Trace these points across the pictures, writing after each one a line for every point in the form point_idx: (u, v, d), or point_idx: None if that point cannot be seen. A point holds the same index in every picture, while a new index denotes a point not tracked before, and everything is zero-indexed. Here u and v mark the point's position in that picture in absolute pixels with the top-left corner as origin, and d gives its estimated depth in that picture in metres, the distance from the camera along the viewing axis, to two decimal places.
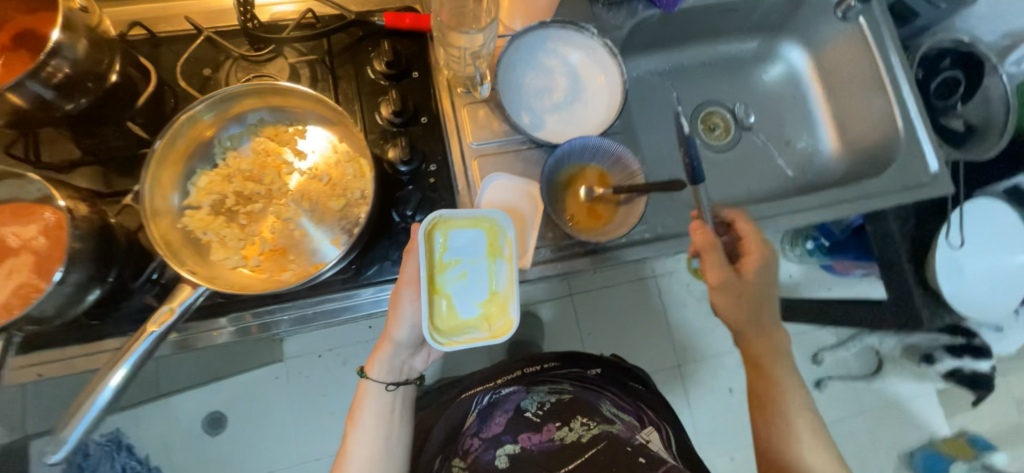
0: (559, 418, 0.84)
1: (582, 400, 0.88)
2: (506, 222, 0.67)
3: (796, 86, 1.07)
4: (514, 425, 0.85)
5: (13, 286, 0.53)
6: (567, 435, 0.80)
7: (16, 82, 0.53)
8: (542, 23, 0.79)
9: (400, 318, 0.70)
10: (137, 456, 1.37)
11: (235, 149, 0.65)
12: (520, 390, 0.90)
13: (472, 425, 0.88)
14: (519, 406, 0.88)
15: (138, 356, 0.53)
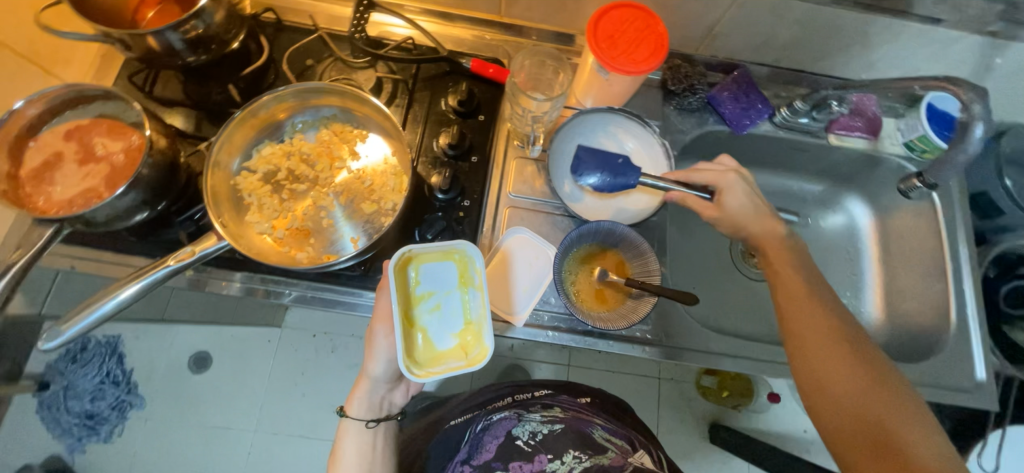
0: (551, 450, 0.86)
1: (573, 431, 0.87)
2: (474, 251, 0.68)
3: (852, 240, 1.03)
4: (506, 451, 0.87)
5: (83, 187, 0.61)
6: (558, 468, 0.84)
7: (159, 29, 0.63)
8: (611, 108, 0.83)
9: (374, 351, 0.71)
10: None
11: (303, 133, 0.73)
12: (510, 417, 0.89)
13: (462, 449, 0.89)
14: (510, 432, 0.88)
15: (149, 280, 0.58)
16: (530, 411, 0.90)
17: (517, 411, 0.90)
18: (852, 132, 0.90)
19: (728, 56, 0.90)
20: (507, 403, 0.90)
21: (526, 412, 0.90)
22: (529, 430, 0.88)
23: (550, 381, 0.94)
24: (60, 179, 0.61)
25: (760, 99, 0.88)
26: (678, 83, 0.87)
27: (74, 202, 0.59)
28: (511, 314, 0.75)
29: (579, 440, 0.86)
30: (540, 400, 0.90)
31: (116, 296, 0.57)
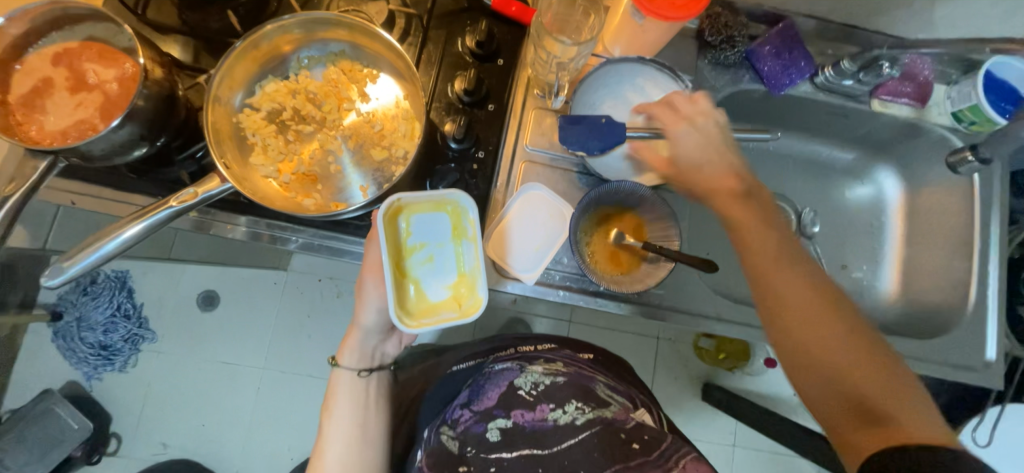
0: (554, 400, 0.77)
1: (578, 383, 0.81)
2: (468, 203, 0.65)
3: (877, 214, 0.99)
4: (506, 399, 0.79)
5: (77, 117, 0.57)
6: (560, 418, 0.74)
7: None
8: (642, 58, 0.77)
9: (362, 299, 0.72)
10: (133, 301, 1.58)
11: (309, 70, 0.67)
12: (514, 367, 0.85)
13: (461, 397, 0.83)
14: (512, 382, 0.81)
15: (152, 221, 0.56)
16: (532, 364, 0.85)
17: (519, 364, 0.85)
18: (898, 98, 0.84)
19: (772, 7, 0.82)
20: (511, 355, 0.89)
21: (528, 365, 0.85)
22: (531, 380, 0.81)
23: (552, 337, 0.94)
24: (51, 107, 0.57)
25: (804, 57, 0.81)
26: (716, 34, 0.80)
27: (68, 133, 0.56)
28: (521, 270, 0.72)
29: (583, 392, 0.79)
30: (543, 354, 0.89)
31: (119, 234, 0.55)
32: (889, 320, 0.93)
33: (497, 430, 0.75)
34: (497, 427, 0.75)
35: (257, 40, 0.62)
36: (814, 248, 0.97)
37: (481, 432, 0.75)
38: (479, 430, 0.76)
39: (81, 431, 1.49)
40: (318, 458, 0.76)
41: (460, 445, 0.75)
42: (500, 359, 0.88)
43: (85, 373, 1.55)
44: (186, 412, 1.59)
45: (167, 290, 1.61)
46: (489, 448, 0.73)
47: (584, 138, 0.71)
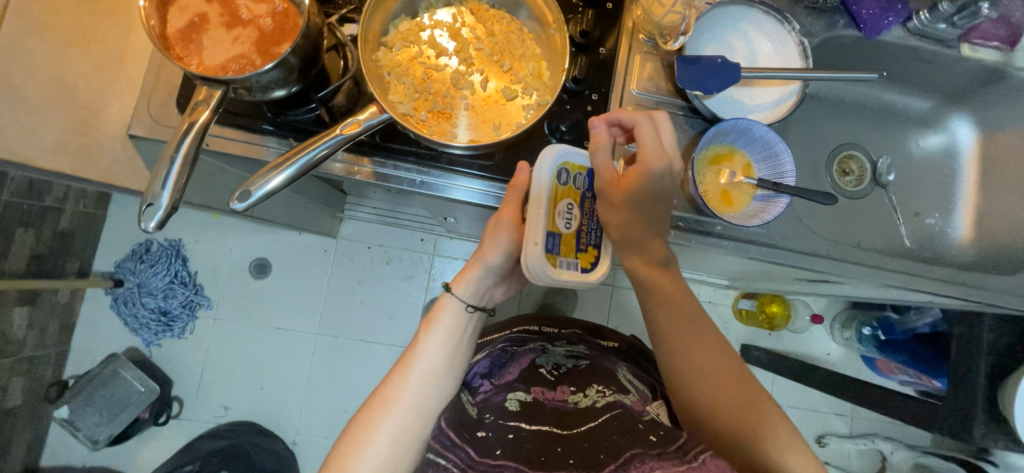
0: (575, 383, 0.81)
1: (598, 366, 0.87)
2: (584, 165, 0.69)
3: (949, 163, 1.02)
4: (528, 376, 0.83)
5: (234, 51, 0.58)
6: (581, 400, 0.76)
7: None
8: (750, 1, 0.79)
9: (496, 237, 0.70)
10: (188, 269, 1.60)
11: (438, 9, 0.68)
12: (536, 349, 0.94)
13: (482, 365, 0.89)
14: (534, 361, 0.89)
15: (316, 155, 0.58)
16: (554, 347, 0.96)
17: (541, 346, 0.96)
18: (989, 42, 0.86)
19: None
20: (535, 335, 1.00)
21: (551, 347, 0.96)
22: (552, 362, 0.89)
23: (576, 325, 1.05)
24: (208, 42, 0.58)
25: (902, 0, 0.83)
26: None
27: (229, 67, 0.57)
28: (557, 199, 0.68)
29: (606, 374, 0.85)
30: (564, 338, 1.00)
31: (283, 167, 0.57)
32: (963, 262, 0.97)
33: (517, 401, 0.76)
34: (516, 398, 0.76)
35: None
36: (887, 198, 0.99)
37: (500, 401, 0.77)
38: (499, 400, 0.77)
39: (147, 394, 1.49)
40: (395, 381, 0.71)
41: (478, 412, 0.74)
42: (526, 338, 0.98)
43: (143, 339, 1.56)
44: (241, 377, 1.60)
45: (219, 258, 1.63)
46: (509, 415, 0.72)
47: (701, 78, 0.73)
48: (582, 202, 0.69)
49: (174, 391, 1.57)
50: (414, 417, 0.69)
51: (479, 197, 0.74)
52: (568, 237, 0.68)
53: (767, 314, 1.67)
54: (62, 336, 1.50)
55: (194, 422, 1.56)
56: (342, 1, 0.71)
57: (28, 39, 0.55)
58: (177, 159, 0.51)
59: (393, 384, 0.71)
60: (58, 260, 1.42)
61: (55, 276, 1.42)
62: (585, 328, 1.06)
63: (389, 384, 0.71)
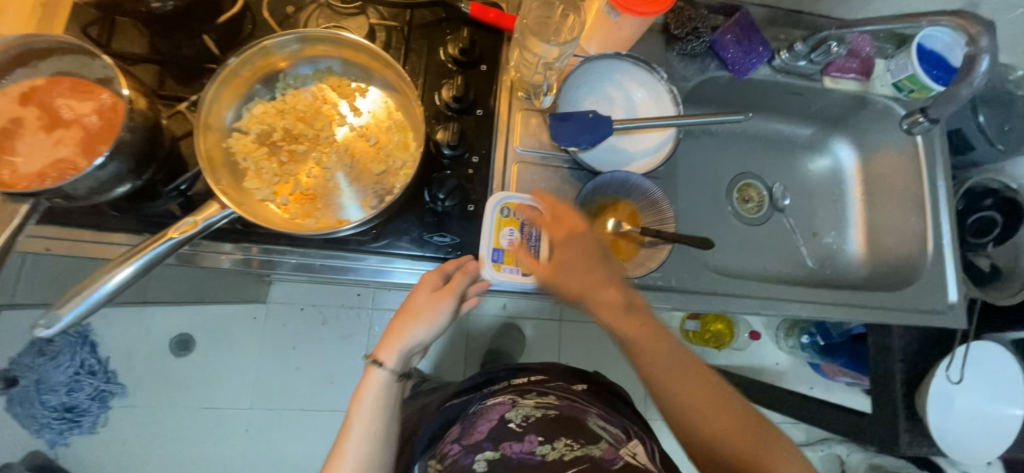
0: (543, 433, 0.74)
1: (570, 416, 0.79)
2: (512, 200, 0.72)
3: (837, 182, 1.07)
4: (495, 432, 0.76)
5: (54, 156, 0.53)
6: (549, 452, 0.71)
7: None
8: (619, 54, 0.81)
9: (417, 311, 0.64)
10: (97, 356, 1.47)
11: (296, 88, 0.66)
12: (505, 402, 0.84)
13: (452, 432, 0.82)
14: (502, 416, 0.79)
15: (150, 257, 0.53)
16: (524, 398, 0.85)
17: (511, 398, 0.85)
18: (846, 74, 0.92)
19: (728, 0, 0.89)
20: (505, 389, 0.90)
21: (521, 399, 0.84)
22: (522, 413, 0.79)
23: (544, 368, 0.97)
24: (23, 148, 0.53)
25: (761, 43, 0.87)
26: (682, 28, 0.85)
27: (45, 173, 0.52)
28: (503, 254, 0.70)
29: (575, 425, 0.76)
30: (532, 387, 0.89)
31: (118, 269, 0.52)
32: (860, 277, 1.01)
33: (484, 463, 0.71)
34: (484, 459, 0.72)
35: (244, 62, 0.62)
36: (787, 221, 1.03)
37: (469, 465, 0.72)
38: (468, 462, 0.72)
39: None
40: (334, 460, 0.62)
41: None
42: (493, 394, 0.89)
43: (48, 439, 1.42)
44: (167, 467, 1.47)
45: (137, 339, 1.50)
46: None
47: (574, 133, 0.74)
48: (523, 227, 0.71)
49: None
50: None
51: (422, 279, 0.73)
52: (510, 252, 0.71)
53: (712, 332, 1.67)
54: None
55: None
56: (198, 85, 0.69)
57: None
58: None
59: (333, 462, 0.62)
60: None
61: None
62: (552, 373, 0.97)
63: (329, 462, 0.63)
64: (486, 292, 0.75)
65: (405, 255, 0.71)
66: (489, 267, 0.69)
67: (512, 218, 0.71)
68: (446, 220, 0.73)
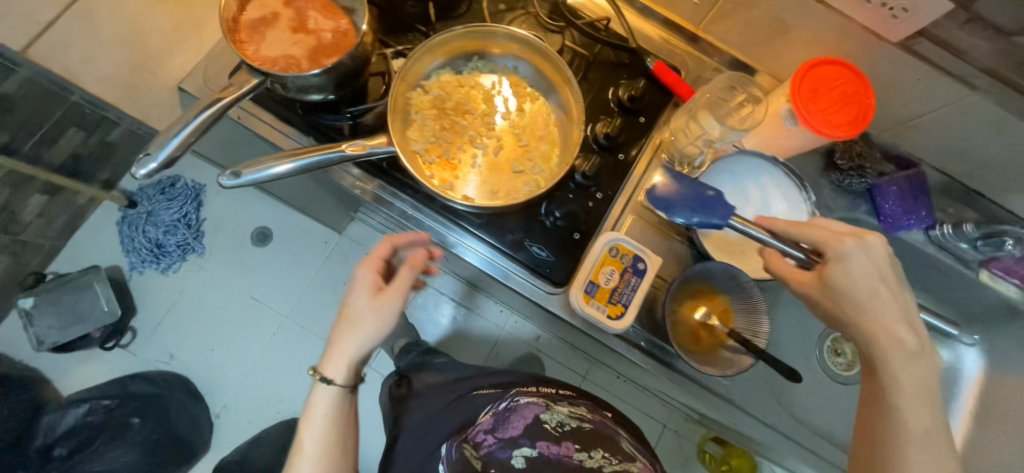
0: (580, 440, 0.70)
1: (603, 433, 0.74)
2: (620, 241, 0.73)
3: (948, 383, 0.95)
4: (532, 428, 0.71)
5: (288, 51, 0.64)
6: (588, 459, 0.67)
7: None
8: (773, 159, 0.79)
9: (350, 315, 0.66)
10: (198, 214, 1.59)
11: (481, 73, 0.73)
12: (538, 403, 0.76)
13: (485, 421, 0.74)
14: (537, 415, 0.73)
15: (319, 160, 0.61)
16: (556, 404, 0.78)
17: (543, 401, 0.77)
18: (1009, 277, 0.82)
19: (910, 153, 0.84)
20: (534, 392, 0.80)
21: (554, 404, 0.77)
22: (558, 418, 0.73)
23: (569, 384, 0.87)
24: (271, 37, 0.64)
25: (925, 207, 0.83)
26: (848, 161, 0.82)
27: (276, 63, 0.63)
28: (598, 286, 0.72)
29: (608, 443, 0.71)
30: (563, 398, 0.81)
31: (283, 162, 0.60)
32: None
33: (523, 459, 0.67)
34: (522, 454, 0.67)
35: (455, 36, 0.71)
36: None
37: (506, 460, 0.67)
38: (504, 456, 0.68)
39: (107, 315, 1.45)
40: (300, 440, 0.68)
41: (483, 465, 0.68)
42: (524, 393, 0.79)
43: (131, 262, 1.55)
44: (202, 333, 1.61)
45: (229, 217, 1.62)
46: None
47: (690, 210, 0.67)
48: (624, 273, 0.72)
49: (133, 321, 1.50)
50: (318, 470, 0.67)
51: (484, 262, 0.77)
52: (605, 291, 0.72)
53: (731, 467, 1.51)
54: (63, 232, 1.51)
55: (140, 358, 1.48)
56: (404, 39, 0.78)
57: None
58: (193, 123, 0.56)
59: (299, 441, 0.68)
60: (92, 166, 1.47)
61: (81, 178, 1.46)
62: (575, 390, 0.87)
63: (298, 438, 0.69)
64: (557, 311, 0.76)
65: (501, 249, 0.75)
66: (580, 298, 0.71)
67: (618, 261, 0.72)
68: (548, 236, 0.75)
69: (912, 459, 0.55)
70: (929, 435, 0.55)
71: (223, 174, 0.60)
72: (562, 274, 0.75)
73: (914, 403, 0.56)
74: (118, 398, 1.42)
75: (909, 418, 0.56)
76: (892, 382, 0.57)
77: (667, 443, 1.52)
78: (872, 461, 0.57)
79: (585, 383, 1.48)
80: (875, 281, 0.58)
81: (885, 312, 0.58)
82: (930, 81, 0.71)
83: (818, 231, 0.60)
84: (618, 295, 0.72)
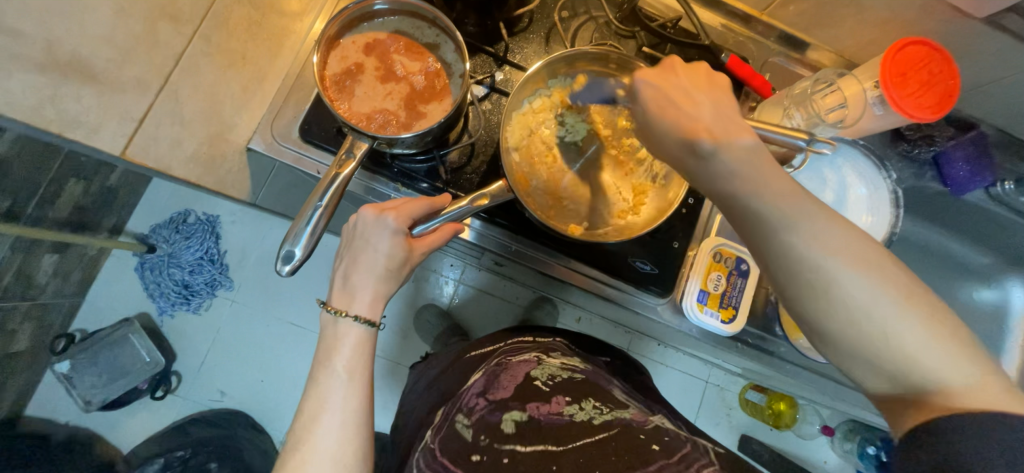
0: (570, 392, 0.62)
1: (593, 382, 0.67)
2: (724, 244, 0.75)
3: (997, 321, 0.98)
4: (523, 387, 0.64)
5: (383, 103, 0.61)
6: (577, 413, 0.58)
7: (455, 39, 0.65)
8: (853, 140, 0.81)
9: (370, 259, 0.55)
10: (219, 247, 1.36)
11: (567, 96, 0.75)
12: (530, 360, 0.70)
13: (476, 383, 0.68)
14: (528, 373, 0.67)
15: (443, 219, 0.58)
16: (549, 357, 0.72)
17: (535, 357, 0.72)
18: None
19: (970, 113, 0.86)
20: (532, 346, 0.76)
21: (545, 358, 0.71)
22: (549, 372, 0.67)
23: (569, 333, 0.85)
24: (360, 91, 0.61)
25: (988, 167, 0.87)
26: (917, 131, 0.84)
27: (373, 119, 0.60)
28: (705, 292, 0.74)
29: (598, 392, 0.64)
30: (557, 347, 0.77)
31: (385, 216, 0.54)
32: None
33: (513, 424, 0.58)
34: (512, 419, 0.59)
35: (549, 65, 0.70)
36: None
37: (495, 423, 0.59)
38: (495, 420, 0.60)
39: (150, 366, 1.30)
40: (316, 392, 0.52)
41: (474, 432, 0.59)
42: (517, 350, 0.75)
43: (159, 307, 1.34)
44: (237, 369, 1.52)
45: (252, 243, 1.38)
46: (503, 440, 0.57)
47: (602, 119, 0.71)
48: (729, 276, 0.75)
49: (176, 364, 1.34)
50: (343, 438, 0.51)
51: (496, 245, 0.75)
52: (715, 297, 0.75)
53: (774, 410, 1.42)
54: (81, 287, 1.29)
55: (190, 401, 1.33)
56: (474, 63, 0.73)
57: (202, 59, 0.64)
58: (320, 206, 0.54)
59: (311, 394, 0.52)
60: (99, 214, 1.20)
61: (90, 229, 1.20)
62: (574, 339, 0.84)
63: (309, 393, 0.52)
64: (668, 320, 0.79)
65: (605, 270, 0.75)
66: (693, 307, 0.74)
67: (723, 265, 0.75)
68: (649, 250, 0.75)
69: (853, 290, 0.39)
70: (859, 253, 0.40)
71: (341, 259, 0.57)
72: (669, 287, 0.76)
73: (813, 240, 0.41)
74: (190, 447, 1.30)
75: (833, 267, 0.40)
76: (804, 245, 0.41)
77: (709, 399, 1.45)
78: (834, 340, 0.41)
79: (631, 350, 1.44)
80: (760, 154, 0.44)
81: (760, 175, 0.43)
82: (1007, 51, 0.72)
83: (685, 123, 0.46)
84: (727, 297, 0.75)
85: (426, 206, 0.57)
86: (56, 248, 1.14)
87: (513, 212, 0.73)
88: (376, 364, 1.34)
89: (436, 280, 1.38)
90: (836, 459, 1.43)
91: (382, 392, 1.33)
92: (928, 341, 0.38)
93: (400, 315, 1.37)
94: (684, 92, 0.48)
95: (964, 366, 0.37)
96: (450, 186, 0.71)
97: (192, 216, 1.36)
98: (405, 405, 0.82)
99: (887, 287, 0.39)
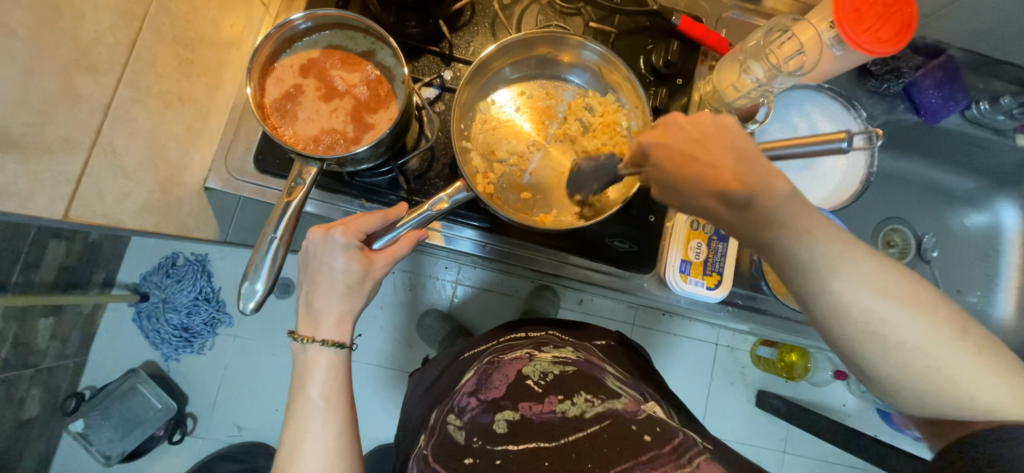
0: (564, 388, 0.62)
1: (586, 372, 0.66)
2: None
3: (991, 242, 0.97)
4: (515, 386, 0.64)
5: (328, 121, 0.60)
6: (569, 410, 0.59)
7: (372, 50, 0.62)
8: (817, 85, 0.80)
9: (328, 279, 0.54)
10: (212, 286, 1.35)
11: (517, 84, 0.74)
12: (522, 358, 0.69)
13: (468, 383, 0.68)
14: (519, 370, 0.66)
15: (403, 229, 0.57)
16: (542, 351, 0.71)
17: (527, 353, 0.71)
18: None
19: (937, 38, 0.84)
20: (523, 340, 0.75)
21: (537, 353, 0.70)
22: (540, 369, 0.66)
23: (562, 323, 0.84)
24: (303, 114, 0.60)
25: (962, 89, 0.85)
26: (883, 65, 0.82)
27: (320, 140, 0.59)
28: (686, 260, 0.74)
29: (592, 382, 0.63)
30: (550, 339, 0.76)
31: (336, 233, 0.53)
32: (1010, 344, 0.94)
33: (506, 424, 0.59)
34: (506, 419, 0.60)
35: (493, 56, 0.69)
36: (930, 272, 0.90)
37: (489, 425, 0.60)
38: (487, 422, 0.60)
39: (164, 412, 1.28)
40: (294, 423, 0.52)
41: (467, 435, 0.60)
42: (510, 348, 0.74)
43: (163, 353, 1.34)
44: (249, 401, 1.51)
45: None
46: (498, 441, 0.58)
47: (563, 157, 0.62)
48: (710, 242, 0.74)
49: (188, 406, 1.34)
50: (329, 463, 0.51)
51: (473, 247, 0.74)
52: (698, 265, 0.74)
53: (786, 363, 1.41)
54: (81, 345, 1.29)
55: (208, 440, 1.34)
56: (420, 66, 0.72)
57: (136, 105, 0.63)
58: (276, 237, 0.53)
59: (290, 423, 0.52)
60: (85, 272, 1.19)
61: (80, 288, 1.19)
62: (567, 327, 0.83)
63: (288, 425, 0.52)
64: (657, 295, 0.79)
65: (582, 253, 0.74)
66: (678, 278, 0.73)
67: (701, 232, 0.74)
68: (627, 226, 0.74)
69: (905, 334, 0.40)
70: (909, 295, 0.40)
71: (302, 286, 0.56)
72: (650, 261, 0.75)
73: (864, 284, 0.40)
74: None
75: (874, 308, 0.40)
76: (852, 294, 0.40)
77: (721, 361, 1.45)
78: (880, 375, 0.42)
79: (635, 325, 1.43)
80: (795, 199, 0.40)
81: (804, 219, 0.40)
82: None
83: (710, 174, 0.41)
84: (711, 262, 0.74)
85: (379, 219, 0.56)
86: (47, 312, 1.14)
87: (487, 209, 0.72)
88: (385, 376, 1.34)
89: (433, 284, 1.38)
90: (855, 400, 1.43)
91: (394, 403, 1.33)
92: (973, 368, 0.40)
93: (403, 325, 1.37)
94: (697, 142, 0.42)
95: (1006, 389, 0.40)
96: (415, 194, 0.70)
97: (179, 260, 1.34)
98: (407, 417, 0.81)
99: (936, 325, 0.40)
